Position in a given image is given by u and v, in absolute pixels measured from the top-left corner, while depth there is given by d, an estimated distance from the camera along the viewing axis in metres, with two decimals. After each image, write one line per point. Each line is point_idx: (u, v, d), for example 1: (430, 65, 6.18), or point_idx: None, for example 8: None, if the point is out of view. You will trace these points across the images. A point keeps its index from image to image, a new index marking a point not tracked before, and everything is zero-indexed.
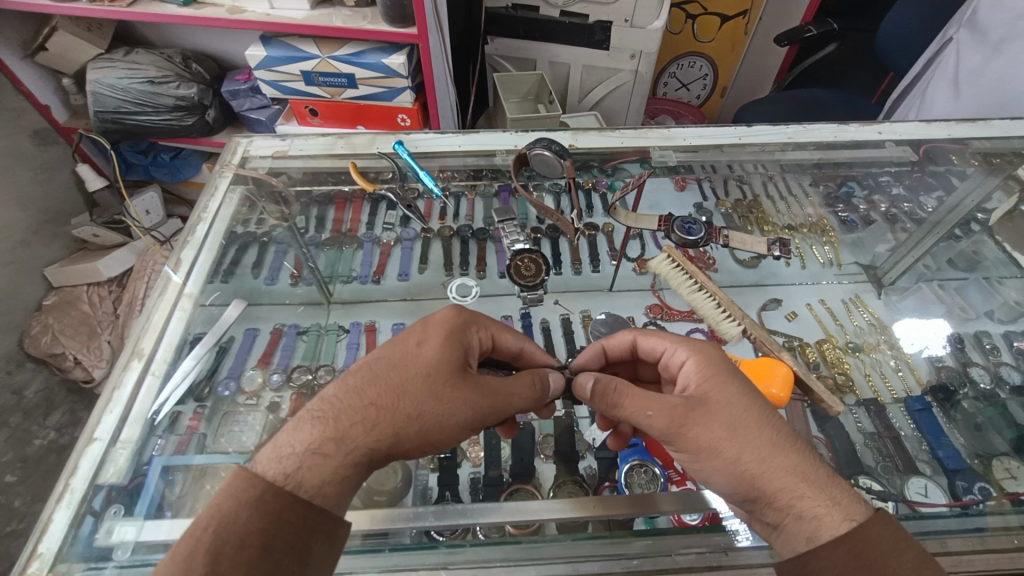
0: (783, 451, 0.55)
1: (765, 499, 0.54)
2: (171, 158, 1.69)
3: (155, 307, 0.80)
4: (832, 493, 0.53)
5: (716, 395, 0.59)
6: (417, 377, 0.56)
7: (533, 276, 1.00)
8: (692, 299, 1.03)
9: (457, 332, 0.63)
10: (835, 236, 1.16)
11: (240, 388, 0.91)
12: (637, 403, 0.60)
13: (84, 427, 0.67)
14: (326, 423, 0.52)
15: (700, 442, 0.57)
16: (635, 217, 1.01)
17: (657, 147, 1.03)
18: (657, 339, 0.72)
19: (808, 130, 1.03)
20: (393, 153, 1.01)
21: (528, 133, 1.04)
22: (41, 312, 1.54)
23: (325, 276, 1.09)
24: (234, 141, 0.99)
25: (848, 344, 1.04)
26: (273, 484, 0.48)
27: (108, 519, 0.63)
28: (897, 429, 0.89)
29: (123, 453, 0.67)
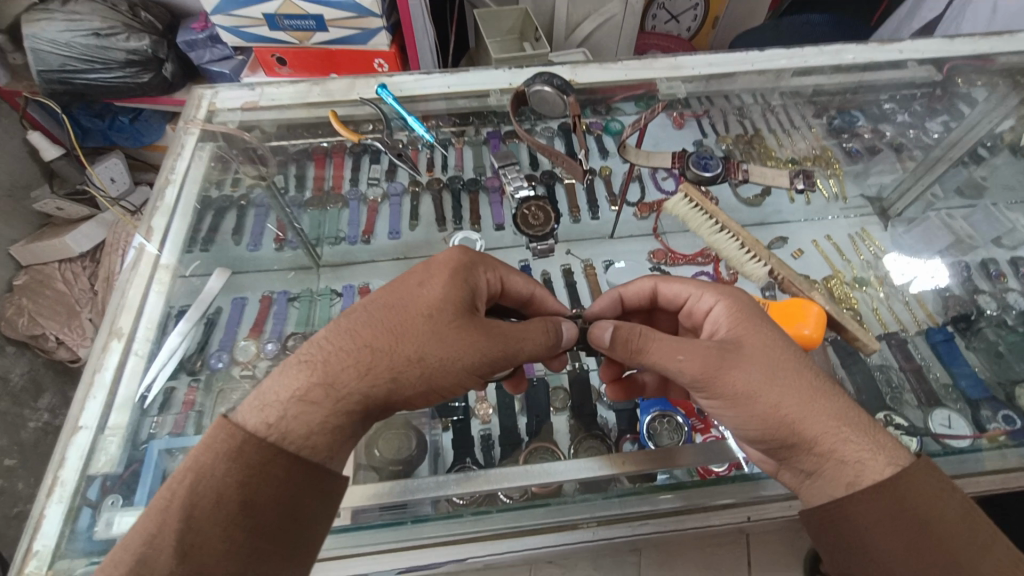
0: (824, 395, 0.54)
1: (806, 445, 0.53)
2: (130, 121, 1.56)
3: (129, 284, 0.78)
4: (876, 439, 0.52)
5: (749, 339, 0.58)
6: (417, 318, 0.51)
7: (541, 225, 0.95)
8: (713, 240, 0.92)
9: (462, 271, 0.58)
10: (840, 168, 1.09)
11: (233, 359, 0.87)
12: (667, 349, 0.57)
13: (68, 416, 0.66)
14: (313, 369, 0.48)
15: (738, 386, 0.55)
16: (647, 153, 0.93)
17: (664, 78, 0.97)
18: (681, 285, 0.71)
19: (826, 54, 0.99)
20: (376, 98, 0.95)
21: (522, 69, 0.98)
22: (13, 294, 1.45)
23: (312, 239, 1.03)
24: (197, 94, 0.94)
25: (855, 278, 1.03)
26: (253, 434, 0.45)
27: (106, 510, 0.61)
28: (918, 362, 0.90)
29: (113, 441, 0.67)
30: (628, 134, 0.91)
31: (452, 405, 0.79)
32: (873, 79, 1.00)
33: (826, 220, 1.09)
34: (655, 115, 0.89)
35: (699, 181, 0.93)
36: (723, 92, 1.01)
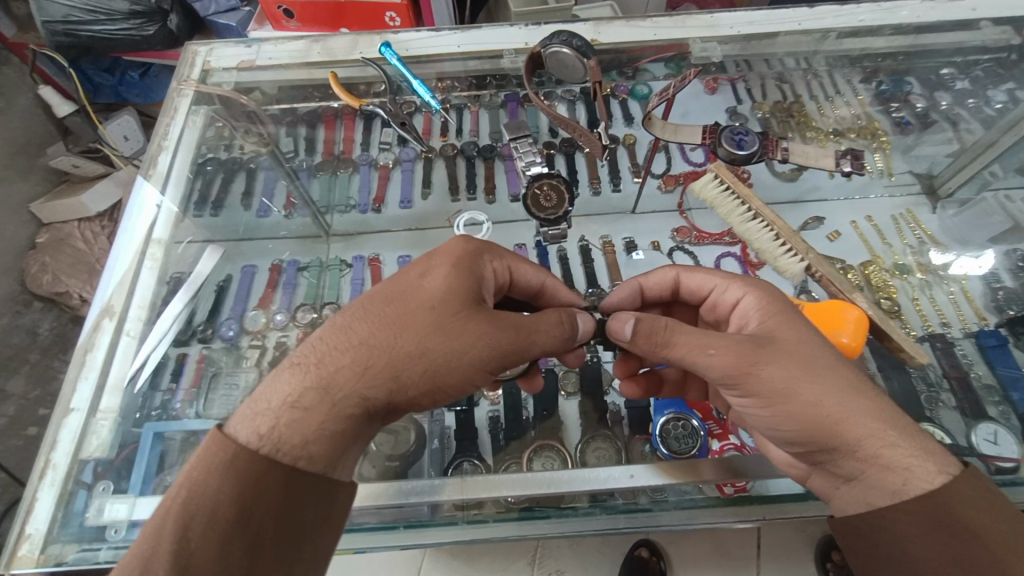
0: (866, 394, 0.51)
1: (847, 449, 0.50)
2: (139, 76, 1.53)
3: (117, 260, 0.74)
4: (923, 444, 0.50)
5: (784, 332, 0.55)
6: (418, 310, 0.49)
7: (555, 208, 0.84)
8: (745, 230, 0.89)
9: (465, 262, 0.55)
10: (886, 141, 1.01)
11: (244, 328, 0.88)
12: (696, 341, 0.53)
13: (58, 397, 0.64)
14: (306, 370, 0.46)
15: (776, 383, 0.51)
16: (675, 129, 0.87)
17: (698, 39, 0.89)
18: (704, 275, 0.68)
19: (886, 10, 0.90)
20: (380, 58, 0.88)
21: (539, 27, 0.90)
22: (36, 252, 1.46)
23: (321, 206, 0.99)
24: (191, 51, 0.87)
25: (896, 265, 0.96)
26: (245, 446, 0.43)
27: (98, 496, 0.61)
28: (967, 370, 0.83)
29: (106, 424, 0.65)
30: (654, 103, 0.81)
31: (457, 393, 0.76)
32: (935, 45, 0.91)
33: (868, 200, 1.01)
34: (686, 82, 0.75)
35: (732, 161, 0.86)
36: (763, 56, 0.93)
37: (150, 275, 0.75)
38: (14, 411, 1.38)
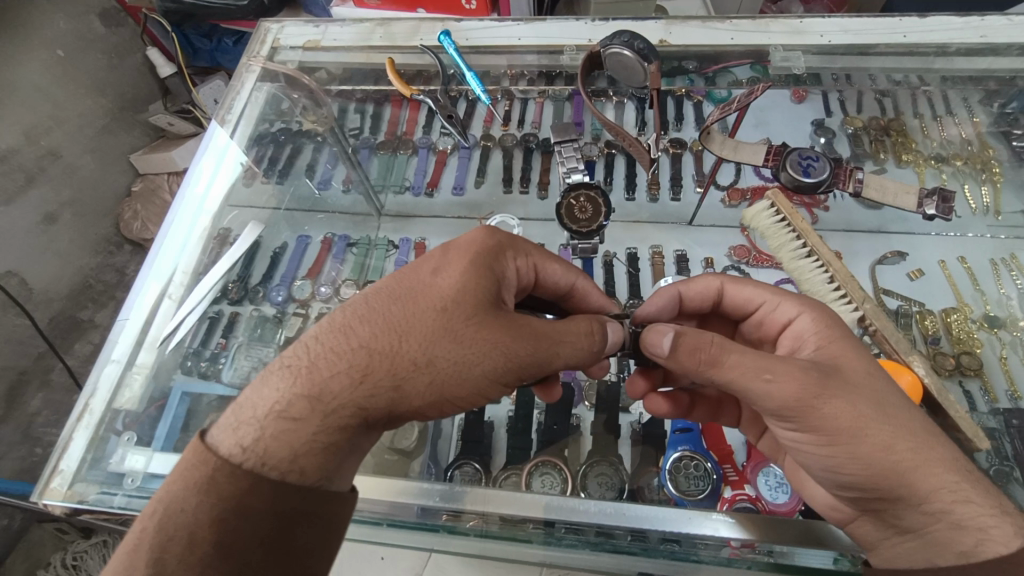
0: (939, 441, 0.47)
1: (913, 500, 0.46)
2: (233, 43, 1.61)
3: (168, 227, 0.77)
4: (1001, 501, 0.45)
5: (849, 362, 0.50)
6: (425, 316, 0.48)
7: (588, 220, 0.82)
8: (797, 266, 0.83)
9: (484, 257, 0.55)
10: (999, 172, 0.90)
11: (291, 296, 0.93)
12: (752, 364, 0.47)
13: (101, 349, 0.69)
14: (296, 378, 0.46)
15: (840, 421, 0.46)
16: (734, 145, 0.79)
17: (780, 47, 0.81)
18: (756, 290, 0.63)
19: (1019, 26, 0.79)
20: (437, 46, 0.89)
21: (604, 23, 0.88)
22: (130, 199, 1.63)
23: (376, 184, 1.01)
24: (263, 28, 0.91)
25: (986, 316, 0.84)
26: (228, 460, 0.44)
27: (123, 445, 0.64)
28: None
29: (138, 379, 0.69)
30: (713, 120, 0.72)
31: None
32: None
33: (966, 238, 0.89)
34: (754, 96, 0.68)
35: (795, 189, 0.78)
36: (865, 71, 0.83)
37: (199, 242, 0.78)
38: (98, 341, 1.55)
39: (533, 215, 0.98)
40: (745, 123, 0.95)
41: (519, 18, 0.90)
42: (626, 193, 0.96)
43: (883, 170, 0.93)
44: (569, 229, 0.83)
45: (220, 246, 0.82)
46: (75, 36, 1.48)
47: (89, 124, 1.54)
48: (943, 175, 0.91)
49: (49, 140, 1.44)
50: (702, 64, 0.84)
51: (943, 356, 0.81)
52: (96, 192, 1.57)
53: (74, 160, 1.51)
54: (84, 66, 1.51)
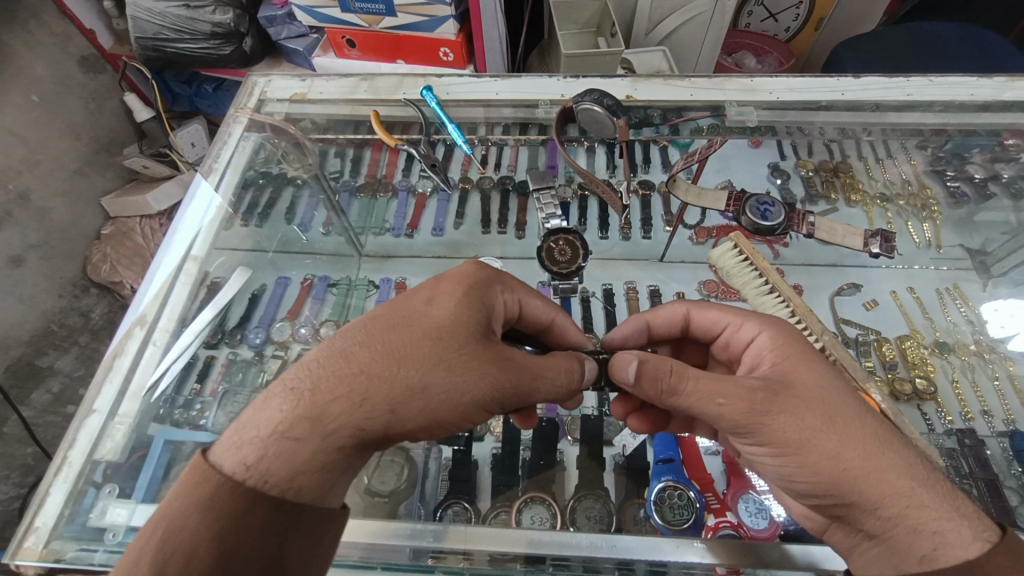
0: (893, 448, 0.50)
1: (869, 505, 0.49)
2: (213, 90, 1.66)
3: (157, 274, 0.77)
4: (956, 505, 0.48)
5: (802, 376, 0.54)
6: (424, 343, 0.50)
7: (568, 262, 0.87)
8: (760, 303, 0.87)
9: (477, 290, 0.57)
10: (938, 212, 0.97)
11: (269, 337, 0.91)
12: (705, 391, 0.52)
13: (84, 397, 0.67)
14: (298, 398, 0.47)
15: (789, 435, 0.50)
16: (698, 192, 0.90)
17: (734, 102, 0.87)
18: (718, 312, 0.68)
19: (936, 86, 0.86)
20: (420, 99, 0.91)
21: (577, 79, 0.91)
22: (100, 242, 1.63)
23: (356, 228, 1.02)
24: (251, 80, 0.92)
25: (937, 343, 0.91)
26: (230, 478, 0.45)
27: (103, 498, 0.62)
28: (996, 474, 0.76)
29: (121, 428, 0.67)
30: (679, 168, 0.85)
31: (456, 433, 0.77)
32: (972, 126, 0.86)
33: (913, 270, 0.96)
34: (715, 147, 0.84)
35: (755, 230, 0.88)
36: (807, 126, 0.89)
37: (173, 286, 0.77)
38: (58, 389, 1.51)
39: (518, 253, 1.01)
40: (708, 169, 1.01)
41: (494, 74, 0.94)
42: (598, 230, 1.00)
43: (835, 210, 0.99)
44: (550, 271, 0.89)
45: (208, 293, 0.82)
46: (56, 81, 1.49)
47: (62, 167, 1.54)
48: (888, 213, 0.99)
49: (18, 184, 1.42)
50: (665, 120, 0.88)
51: (900, 382, 0.86)
52: (68, 234, 1.56)
53: (44, 204, 1.49)
54: (66, 111, 1.53)
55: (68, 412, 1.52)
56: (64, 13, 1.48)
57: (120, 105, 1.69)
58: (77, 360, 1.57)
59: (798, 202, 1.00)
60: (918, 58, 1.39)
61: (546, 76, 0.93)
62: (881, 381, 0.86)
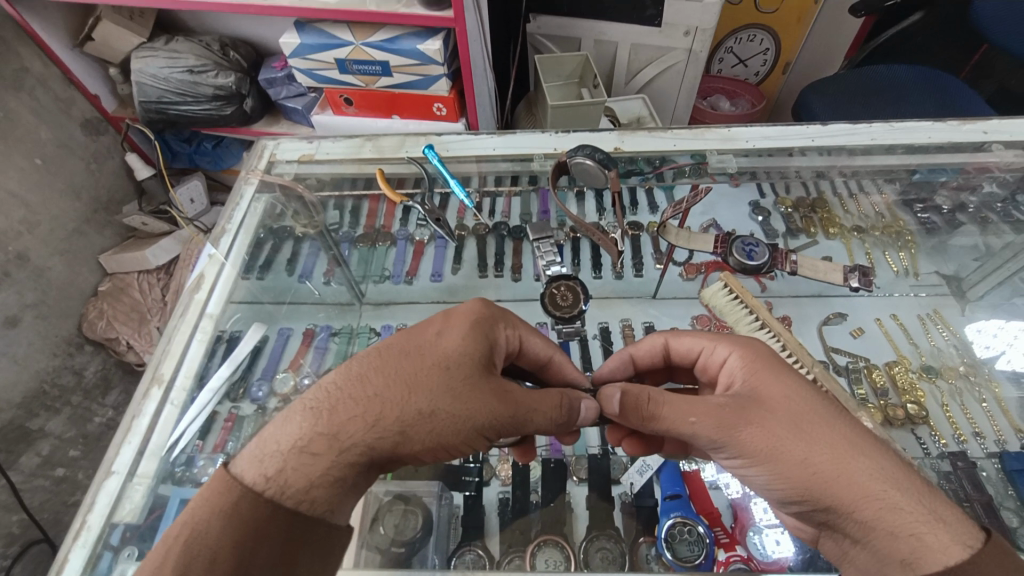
0: (863, 451, 0.51)
1: (844, 509, 0.50)
2: (213, 146, 1.75)
3: (177, 329, 0.77)
4: (936, 509, 0.48)
5: (769, 390, 0.58)
6: (434, 370, 0.53)
7: (570, 307, 0.90)
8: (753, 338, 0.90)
9: (483, 324, 0.61)
10: (913, 241, 1.01)
11: (272, 390, 0.85)
12: (678, 412, 0.57)
13: (103, 459, 0.66)
14: (318, 417, 0.51)
15: (757, 444, 0.54)
16: (688, 235, 0.95)
17: (715, 150, 0.93)
18: (692, 338, 0.71)
19: (898, 130, 0.91)
20: (422, 157, 0.95)
21: (568, 133, 0.97)
22: (96, 298, 1.65)
23: (357, 277, 1.04)
24: (260, 144, 0.95)
25: (923, 367, 0.94)
26: (251, 488, 0.48)
27: (122, 561, 0.61)
28: (990, 495, 0.79)
29: (140, 489, 0.66)
30: (669, 216, 0.94)
31: (467, 478, 0.79)
32: (936, 166, 0.92)
33: (893, 297, 1.00)
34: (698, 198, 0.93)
35: (742, 269, 0.93)
36: (781, 171, 0.96)
37: (196, 348, 0.77)
38: (48, 451, 1.46)
39: (511, 297, 1.04)
40: (694, 211, 1.06)
41: (490, 131, 0.98)
42: (592, 271, 1.03)
43: (814, 243, 1.05)
44: (552, 316, 0.91)
45: (228, 348, 0.81)
46: (60, 145, 1.54)
47: (62, 227, 1.57)
48: (865, 244, 1.04)
49: (17, 245, 1.43)
50: (653, 166, 0.94)
51: (893, 408, 0.89)
52: (65, 292, 1.57)
53: (43, 263, 1.51)
54: (68, 173, 1.57)
55: (57, 474, 1.47)
56: (71, 81, 1.55)
57: (122, 164, 1.75)
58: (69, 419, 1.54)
59: (779, 236, 1.06)
60: (880, 97, 1.49)
61: (540, 131, 0.99)
62: (874, 408, 0.88)
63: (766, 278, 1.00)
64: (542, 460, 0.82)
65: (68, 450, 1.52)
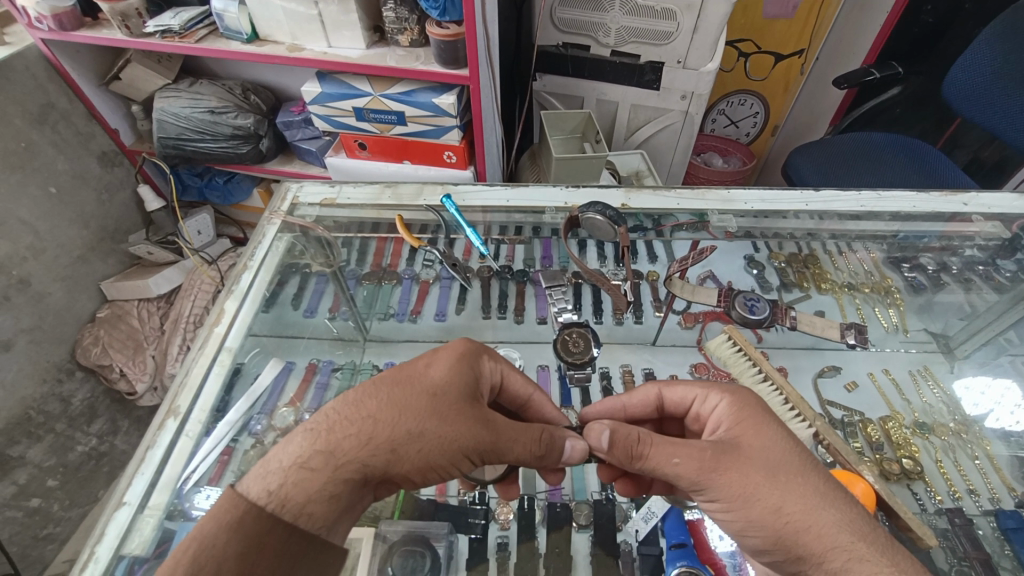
0: (832, 502, 0.54)
1: (812, 558, 0.53)
2: (224, 181, 1.80)
3: (194, 362, 0.77)
4: (897, 561, 0.50)
5: (749, 438, 0.59)
6: (421, 394, 0.57)
7: (581, 352, 0.92)
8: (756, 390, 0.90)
9: (468, 356, 0.64)
10: (901, 298, 1.05)
11: (270, 425, 0.81)
12: (662, 452, 0.59)
13: (114, 491, 0.65)
14: (317, 436, 0.54)
15: (735, 489, 0.56)
16: (692, 289, 0.99)
17: (717, 211, 0.99)
18: (685, 387, 0.72)
19: (885, 199, 0.98)
20: (440, 206, 0.99)
21: (578, 189, 1.01)
22: (93, 324, 1.64)
23: (362, 314, 1.03)
24: (284, 187, 0.98)
25: (917, 423, 0.96)
26: (256, 503, 0.49)
27: None
28: (988, 552, 0.80)
29: (150, 522, 0.64)
30: (674, 270, 0.97)
31: (473, 520, 0.79)
32: (917, 230, 0.98)
33: (886, 352, 1.03)
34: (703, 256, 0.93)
35: (744, 323, 0.97)
36: (774, 230, 1.01)
37: (217, 385, 0.76)
38: (24, 481, 1.41)
39: (511, 337, 1.04)
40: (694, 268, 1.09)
41: (503, 184, 1.03)
42: (593, 319, 1.04)
43: (807, 297, 1.07)
44: (564, 360, 0.93)
45: (238, 381, 0.80)
46: (75, 175, 1.58)
47: (67, 253, 1.58)
48: (856, 302, 1.06)
49: (21, 270, 1.44)
50: (665, 224, 1.00)
51: (888, 462, 0.90)
52: (62, 317, 1.57)
53: (43, 288, 1.51)
54: (79, 201, 1.60)
55: (32, 506, 1.41)
56: (93, 115, 1.60)
57: (133, 196, 1.78)
58: (50, 448, 1.49)
59: (775, 290, 1.07)
60: (864, 161, 1.57)
61: (550, 185, 1.03)
62: (871, 461, 0.89)
63: (760, 331, 1.02)
64: (545, 505, 0.82)
65: (45, 479, 1.46)
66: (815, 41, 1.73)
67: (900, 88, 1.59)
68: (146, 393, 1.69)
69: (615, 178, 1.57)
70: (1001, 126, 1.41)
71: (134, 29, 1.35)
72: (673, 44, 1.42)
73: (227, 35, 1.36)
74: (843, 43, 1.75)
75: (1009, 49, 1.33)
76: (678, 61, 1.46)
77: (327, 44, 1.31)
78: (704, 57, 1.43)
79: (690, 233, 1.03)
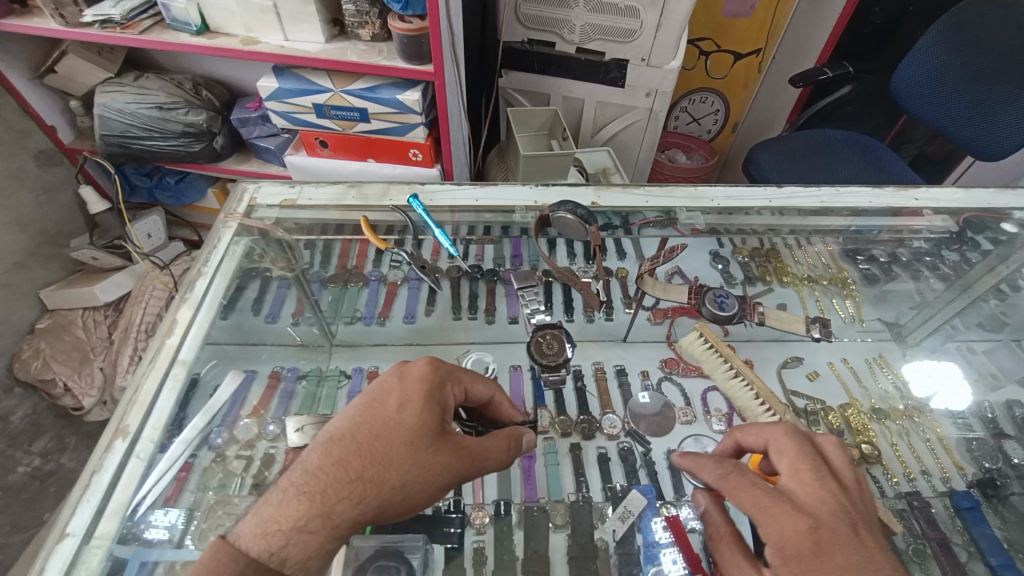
0: None
1: None
2: (175, 181, 1.71)
3: (145, 376, 0.72)
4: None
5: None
6: (400, 446, 0.55)
7: (555, 355, 0.90)
8: (727, 385, 0.94)
9: (435, 390, 0.60)
10: (856, 290, 1.10)
11: (233, 437, 0.81)
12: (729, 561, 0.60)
13: (56, 521, 0.59)
14: (312, 499, 0.51)
15: None
16: (663, 287, 1.00)
17: (686, 208, 0.99)
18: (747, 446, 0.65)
19: (843, 194, 1.00)
20: (407, 206, 0.95)
21: (548, 187, 1.00)
22: (33, 336, 1.55)
23: (327, 317, 1.01)
24: (240, 188, 0.93)
25: (874, 409, 1.00)
26: (256, 559, 0.48)
27: None
28: (943, 531, 0.84)
29: (97, 553, 0.59)
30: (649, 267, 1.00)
31: (449, 529, 0.78)
32: (871, 224, 1.01)
33: (844, 342, 1.07)
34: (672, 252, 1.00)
35: (715, 319, 0.97)
36: (740, 224, 1.02)
37: (172, 400, 0.71)
38: None
39: (482, 338, 1.03)
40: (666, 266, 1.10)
41: (471, 181, 1.00)
42: (564, 316, 1.04)
43: (771, 290, 1.11)
44: (538, 363, 0.91)
45: (195, 395, 0.75)
46: (9, 176, 1.47)
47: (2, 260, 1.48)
48: (815, 293, 1.11)
49: None
50: (636, 222, 1.00)
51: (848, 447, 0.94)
52: None
53: None
54: (15, 204, 1.49)
55: None
56: (27, 112, 1.49)
57: (74, 197, 1.67)
58: None
59: (739, 284, 1.11)
60: (818, 156, 1.63)
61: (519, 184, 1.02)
62: None
63: (727, 327, 1.03)
64: (523, 507, 0.82)
65: None
66: (772, 40, 1.78)
67: (850, 87, 1.64)
68: (94, 408, 1.58)
69: (582, 176, 1.57)
70: (942, 121, 1.49)
71: (70, 18, 1.26)
72: (637, 41, 1.43)
73: (175, 26, 1.29)
74: (798, 43, 1.80)
75: (957, 47, 1.39)
76: (642, 59, 1.47)
77: (284, 37, 1.26)
78: (668, 54, 1.45)
79: (658, 231, 1.02)
